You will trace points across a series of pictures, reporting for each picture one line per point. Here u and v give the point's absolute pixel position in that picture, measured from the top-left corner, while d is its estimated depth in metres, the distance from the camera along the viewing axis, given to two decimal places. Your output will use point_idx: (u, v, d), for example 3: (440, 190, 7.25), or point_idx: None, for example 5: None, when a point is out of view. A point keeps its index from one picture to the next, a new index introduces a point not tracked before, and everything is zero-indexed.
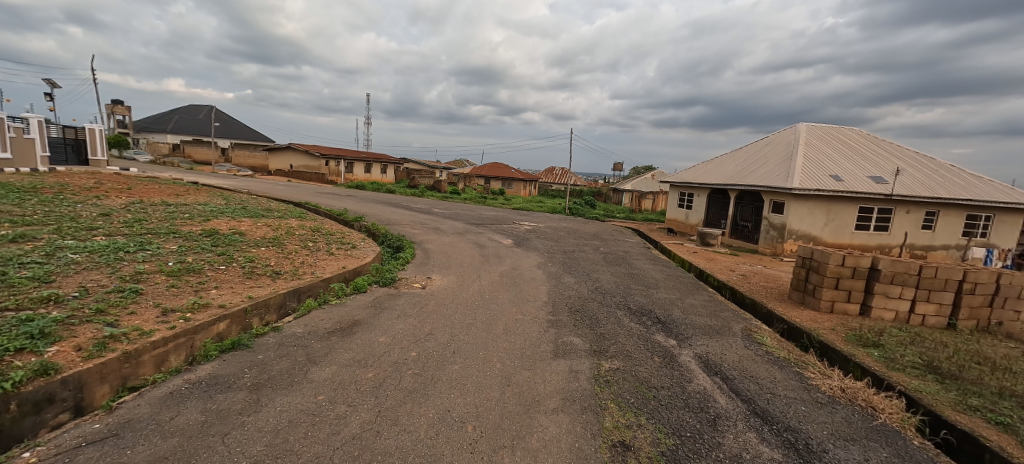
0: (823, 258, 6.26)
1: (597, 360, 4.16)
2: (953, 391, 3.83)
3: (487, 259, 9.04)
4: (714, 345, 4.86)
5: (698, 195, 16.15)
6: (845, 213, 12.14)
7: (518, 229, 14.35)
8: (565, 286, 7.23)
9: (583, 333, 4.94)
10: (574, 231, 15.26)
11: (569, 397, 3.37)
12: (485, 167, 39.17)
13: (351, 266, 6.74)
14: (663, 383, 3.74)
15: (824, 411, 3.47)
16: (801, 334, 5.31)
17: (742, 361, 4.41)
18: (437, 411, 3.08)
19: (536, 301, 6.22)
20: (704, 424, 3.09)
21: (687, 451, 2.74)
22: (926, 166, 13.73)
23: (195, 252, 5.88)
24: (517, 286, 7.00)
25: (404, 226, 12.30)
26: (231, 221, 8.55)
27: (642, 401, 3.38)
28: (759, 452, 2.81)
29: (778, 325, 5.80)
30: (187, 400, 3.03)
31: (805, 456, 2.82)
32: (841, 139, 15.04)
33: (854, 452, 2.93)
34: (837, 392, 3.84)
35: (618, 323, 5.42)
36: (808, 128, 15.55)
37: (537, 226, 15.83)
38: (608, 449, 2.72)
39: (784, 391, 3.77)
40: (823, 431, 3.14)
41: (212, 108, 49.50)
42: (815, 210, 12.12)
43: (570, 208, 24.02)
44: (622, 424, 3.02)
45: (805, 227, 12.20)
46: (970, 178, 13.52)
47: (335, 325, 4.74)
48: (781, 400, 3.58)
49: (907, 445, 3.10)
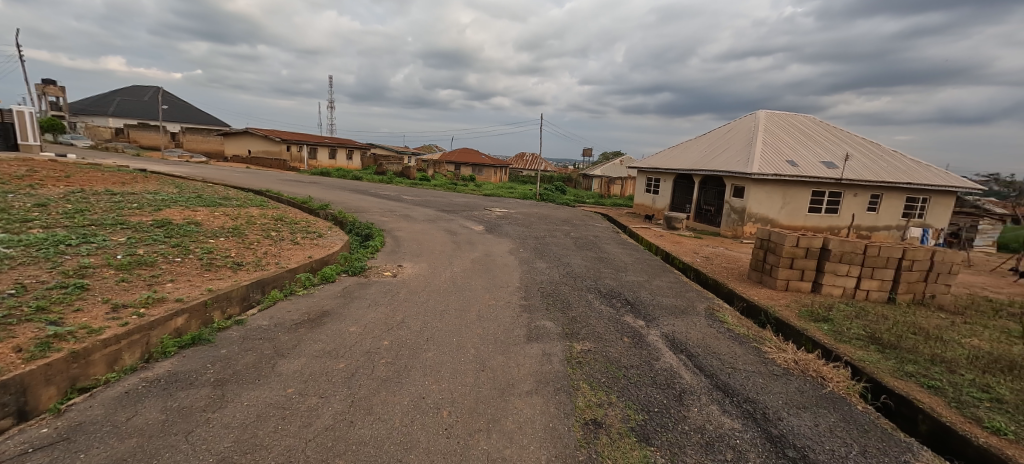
0: (779, 239, 6.61)
1: (569, 343, 4.25)
2: (892, 360, 4.18)
3: (459, 246, 8.98)
4: (681, 325, 5.07)
5: (665, 181, 16.57)
6: (800, 196, 12.79)
7: (489, 216, 14.30)
8: (537, 271, 7.30)
9: (555, 317, 5.03)
10: (545, 217, 15.36)
11: (542, 379, 3.44)
12: (456, 153, 38.62)
13: (318, 256, 6.54)
14: (632, 362, 3.87)
15: (780, 382, 3.70)
16: (759, 311, 5.63)
17: (706, 339, 4.63)
18: (412, 398, 3.08)
19: (509, 287, 6.25)
20: (670, 400, 3.24)
21: (655, 426, 2.87)
22: (872, 152, 14.65)
23: (146, 244, 5.54)
24: (490, 273, 7.01)
25: (372, 214, 12.01)
26: (186, 210, 8.08)
27: (612, 380, 3.49)
28: (721, 423, 2.97)
29: (739, 303, 6.11)
30: (145, 399, 2.89)
31: (762, 424, 3.00)
32: (798, 125, 15.75)
33: (805, 418, 3.14)
34: (791, 364, 4.10)
35: (589, 305, 5.56)
36: (768, 115, 16.18)
37: (509, 212, 15.85)
38: (580, 427, 2.81)
39: (743, 365, 4.00)
40: (778, 401, 3.36)
41: (159, 91, 46.22)
42: (772, 194, 12.71)
43: (541, 194, 24.12)
44: (594, 403, 3.11)
45: (764, 210, 12.79)
46: (911, 163, 14.52)
47: (303, 316, 4.62)
48: (741, 374, 3.79)
49: (852, 410, 3.37)
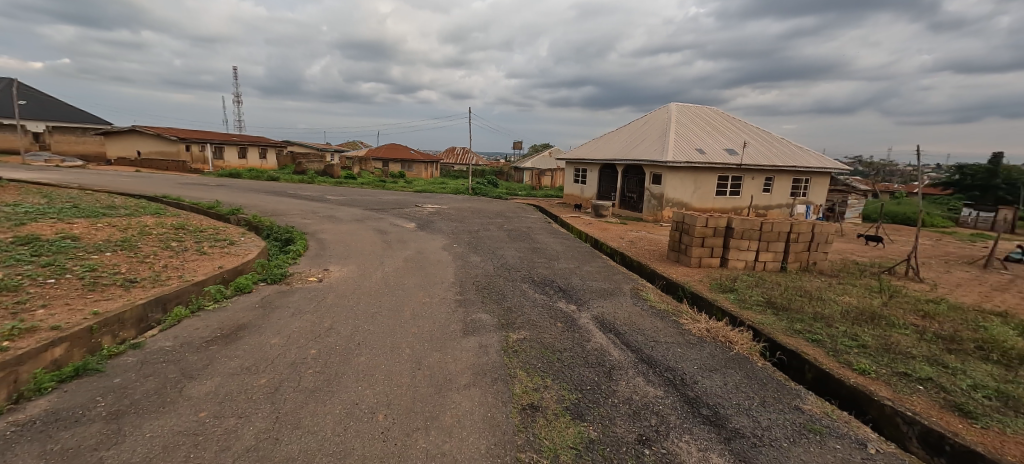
0: (692, 221, 7.25)
1: (505, 333, 4.33)
2: (784, 320, 4.81)
3: (390, 244, 8.70)
4: (609, 306, 5.39)
5: (591, 171, 17.34)
6: (708, 181, 14.08)
7: (421, 212, 13.97)
8: (471, 265, 7.30)
9: (491, 309, 5.09)
10: (478, 211, 15.35)
11: (479, 370, 3.48)
12: (382, 149, 37.10)
13: (230, 265, 5.96)
14: (565, 345, 4.05)
15: (695, 350, 4.10)
16: (677, 287, 6.15)
17: (631, 317, 4.97)
18: (344, 406, 2.96)
19: (443, 283, 6.19)
20: (601, 376, 3.44)
21: (587, 403, 3.03)
22: (765, 139, 16.52)
23: (4, 266, 4.65)
24: (423, 270, 6.88)
25: (292, 217, 11.17)
26: (57, 223, 6.91)
27: (547, 364, 3.63)
28: (645, 392, 3.22)
29: (660, 282, 6.63)
30: (15, 447, 2.45)
31: (680, 389, 3.30)
32: (703, 117, 17.28)
33: (716, 379, 3.51)
34: (704, 332, 4.55)
35: (523, 295, 5.69)
36: (678, 107, 17.55)
37: (441, 208, 15.61)
38: (518, 413, 2.88)
39: (664, 337, 4.36)
40: (694, 366, 3.71)
41: (11, 83, 38.76)
42: (685, 180, 13.85)
43: (473, 189, 24.05)
44: (530, 388, 3.21)
45: (679, 195, 13.91)
46: (795, 148, 16.61)
47: (216, 332, 4.20)
48: (662, 346, 4.13)
49: (753, 367, 3.83)
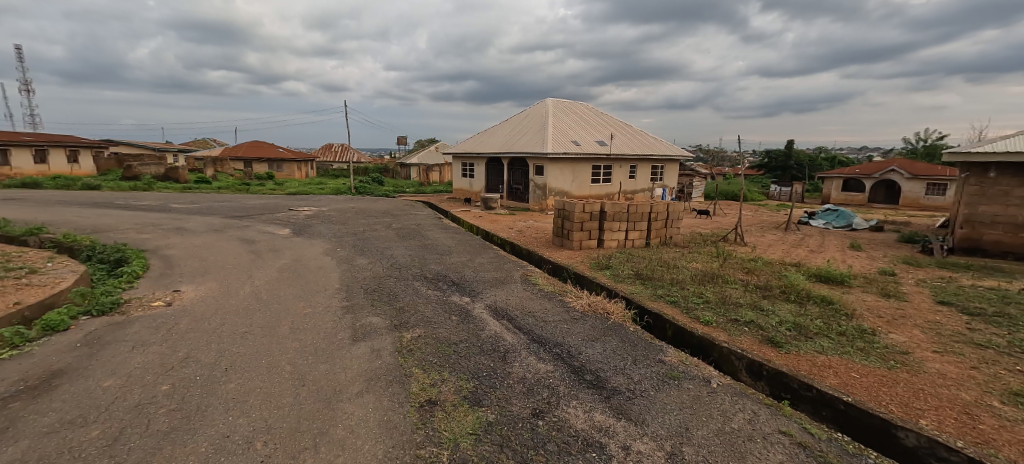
0: (571, 207, 7.87)
1: (398, 333, 4.20)
2: (650, 288, 5.54)
3: (260, 255, 7.72)
4: (501, 294, 5.59)
5: (478, 165, 17.59)
6: (583, 170, 15.35)
7: (296, 217, 12.65)
8: (358, 269, 6.88)
9: (382, 311, 4.88)
10: (363, 211, 14.48)
11: (372, 376, 3.33)
12: (242, 148, 32.51)
13: (32, 298, 4.68)
14: (461, 337, 4.10)
15: (579, 324, 4.50)
16: (562, 269, 6.64)
17: (522, 302, 5.24)
18: (213, 441, 2.58)
19: (327, 290, 5.73)
20: (496, 361, 3.57)
21: (484, 389, 3.12)
22: (627, 132, 18.60)
23: None
24: (303, 279, 6.27)
25: (123, 232, 9.19)
26: None
27: (443, 358, 3.64)
28: (538, 369, 3.43)
29: (547, 266, 7.07)
30: None
31: (568, 360, 3.60)
32: (576, 111, 18.75)
33: (597, 347, 3.90)
34: (586, 307, 5.01)
35: (416, 293, 5.58)
36: (554, 103, 18.74)
37: (319, 210, 14.33)
38: (416, 411, 2.85)
39: (552, 316, 4.70)
40: (578, 339, 4.08)
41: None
42: (564, 170, 14.90)
43: (356, 188, 22.56)
44: (428, 384, 3.19)
45: (560, 185, 14.92)
46: (651, 139, 19.03)
47: (16, 385, 3.28)
48: (551, 324, 4.44)
49: (626, 332, 4.36)
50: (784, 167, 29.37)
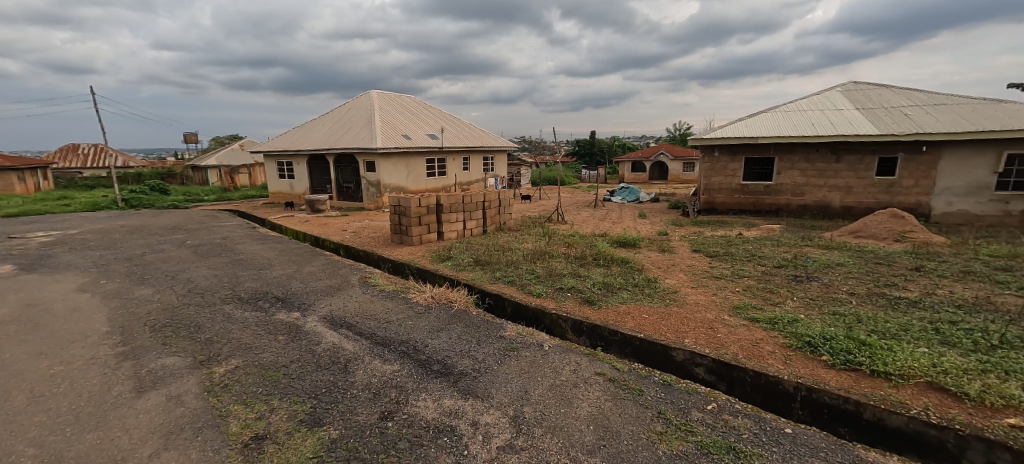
0: (407, 203, 7.71)
1: (207, 370, 3.49)
2: (488, 272, 5.89)
3: None
4: (337, 301, 5.17)
5: (296, 164, 15.63)
6: (417, 164, 15.16)
7: (22, 246, 9.15)
8: (139, 302, 5.41)
9: (181, 348, 3.97)
10: (140, 228, 11.37)
11: (173, 428, 2.70)
12: None
13: None
14: (291, 357, 3.65)
15: (423, 318, 4.49)
16: (403, 266, 6.49)
17: (362, 306, 4.95)
18: None
19: (90, 337, 4.35)
20: (336, 374, 3.30)
21: (324, 406, 2.86)
22: (457, 125, 19.08)
23: None
24: (46, 328, 4.62)
25: None
26: None
27: (271, 384, 3.19)
28: (383, 372, 3.31)
29: (387, 265, 6.81)
30: None
31: (414, 356, 3.57)
32: (403, 104, 18.30)
33: (443, 336, 3.98)
34: (429, 300, 5.03)
35: (229, 318, 4.70)
36: (379, 94, 17.88)
37: (65, 233, 10.67)
38: (239, 452, 2.44)
39: (395, 316, 4.57)
40: (423, 333, 4.08)
41: None
42: (397, 165, 14.45)
43: (125, 200, 17.53)
44: (252, 419, 2.75)
45: (394, 180, 14.42)
46: (480, 132, 19.97)
47: None
48: (395, 324, 4.32)
49: (469, 316, 4.56)
50: (591, 154, 34.48)
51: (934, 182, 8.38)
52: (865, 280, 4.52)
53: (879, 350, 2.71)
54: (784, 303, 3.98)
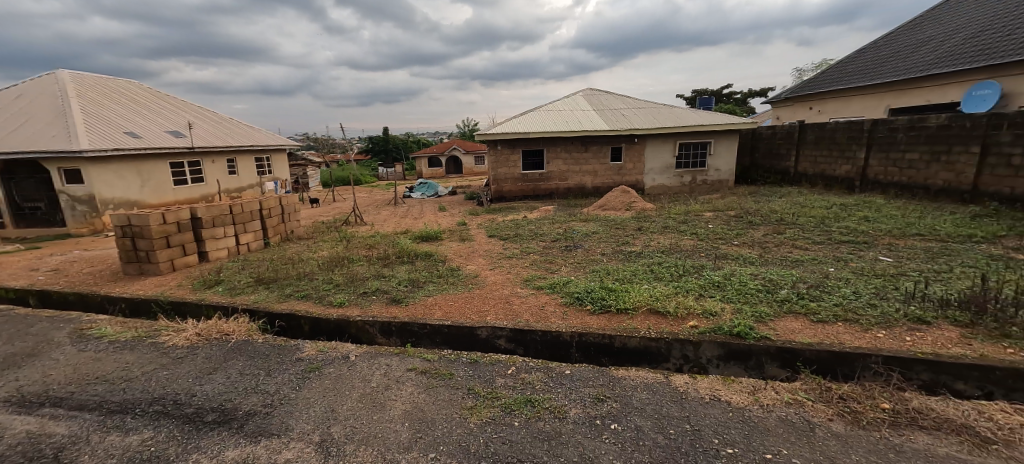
0: (143, 221, 5.86)
1: None
2: (276, 290, 5.05)
3: None
4: (28, 374, 3.55)
5: None
6: (156, 170, 11.71)
7: None
8: None
9: None
10: None
11: None
12: None
13: None
14: None
15: (186, 363, 3.54)
16: (148, 304, 4.96)
17: (77, 370, 3.55)
18: None
19: None
20: None
21: None
22: (212, 120, 15.54)
23: None
24: None
25: None
26: None
27: None
28: (126, 447, 2.47)
29: (120, 306, 5.08)
30: None
31: (176, 412, 2.80)
32: (121, 90, 13.73)
33: (218, 378, 3.23)
34: (194, 339, 3.98)
35: None
36: (73, 76, 12.87)
37: None
38: None
39: (140, 369, 3.46)
40: (187, 381, 3.22)
41: None
42: (122, 173, 10.83)
43: None
44: None
45: (119, 193, 10.78)
46: (246, 128, 16.81)
47: None
48: (140, 380, 3.27)
49: (255, 346, 3.81)
50: (387, 150, 33.47)
51: (643, 165, 11.38)
52: (609, 242, 5.84)
53: (621, 292, 3.54)
54: (559, 270, 4.78)
